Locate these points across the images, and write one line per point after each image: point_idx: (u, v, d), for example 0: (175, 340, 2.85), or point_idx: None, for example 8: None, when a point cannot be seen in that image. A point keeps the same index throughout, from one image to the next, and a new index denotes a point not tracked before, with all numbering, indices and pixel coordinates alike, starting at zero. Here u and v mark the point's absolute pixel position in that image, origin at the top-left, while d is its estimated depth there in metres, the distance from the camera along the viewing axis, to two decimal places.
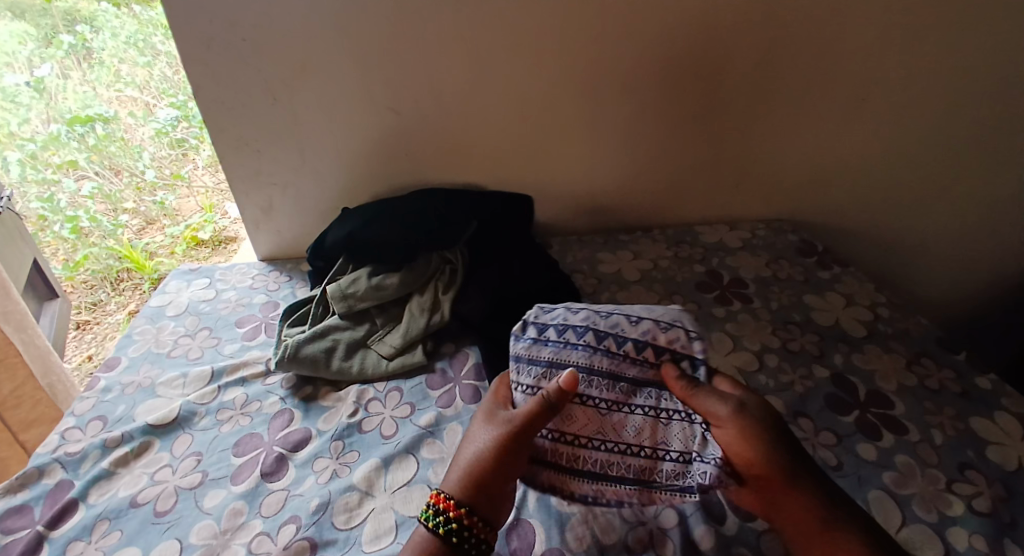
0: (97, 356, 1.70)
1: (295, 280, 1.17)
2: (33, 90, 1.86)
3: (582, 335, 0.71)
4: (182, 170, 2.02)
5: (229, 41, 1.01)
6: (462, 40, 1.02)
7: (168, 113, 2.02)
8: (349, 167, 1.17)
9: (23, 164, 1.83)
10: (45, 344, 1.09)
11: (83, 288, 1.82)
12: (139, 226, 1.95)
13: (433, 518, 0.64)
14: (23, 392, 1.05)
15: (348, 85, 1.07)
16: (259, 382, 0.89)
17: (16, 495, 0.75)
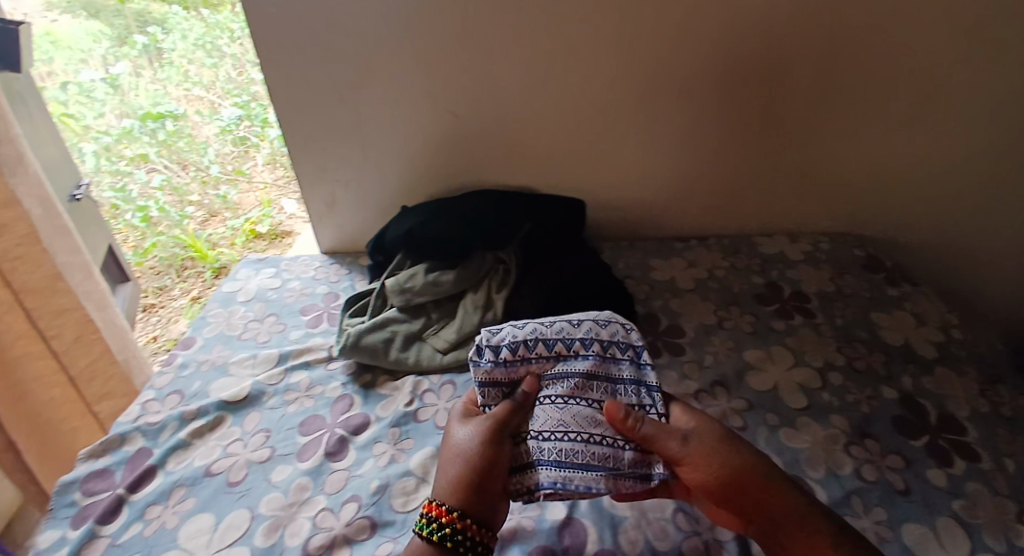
0: (161, 337, 1.80)
1: (355, 273, 1.21)
2: (108, 86, 1.98)
3: (534, 347, 0.72)
4: (243, 167, 2.14)
5: (303, 44, 1.06)
6: (527, 46, 1.04)
7: (232, 113, 2.13)
8: (410, 166, 1.20)
9: (98, 155, 1.97)
10: (123, 322, 1.16)
11: (150, 273, 1.92)
12: (203, 218, 2.06)
13: (427, 525, 0.62)
14: (98, 367, 1.12)
15: (414, 88, 1.10)
16: (321, 366, 0.92)
17: (100, 459, 0.81)
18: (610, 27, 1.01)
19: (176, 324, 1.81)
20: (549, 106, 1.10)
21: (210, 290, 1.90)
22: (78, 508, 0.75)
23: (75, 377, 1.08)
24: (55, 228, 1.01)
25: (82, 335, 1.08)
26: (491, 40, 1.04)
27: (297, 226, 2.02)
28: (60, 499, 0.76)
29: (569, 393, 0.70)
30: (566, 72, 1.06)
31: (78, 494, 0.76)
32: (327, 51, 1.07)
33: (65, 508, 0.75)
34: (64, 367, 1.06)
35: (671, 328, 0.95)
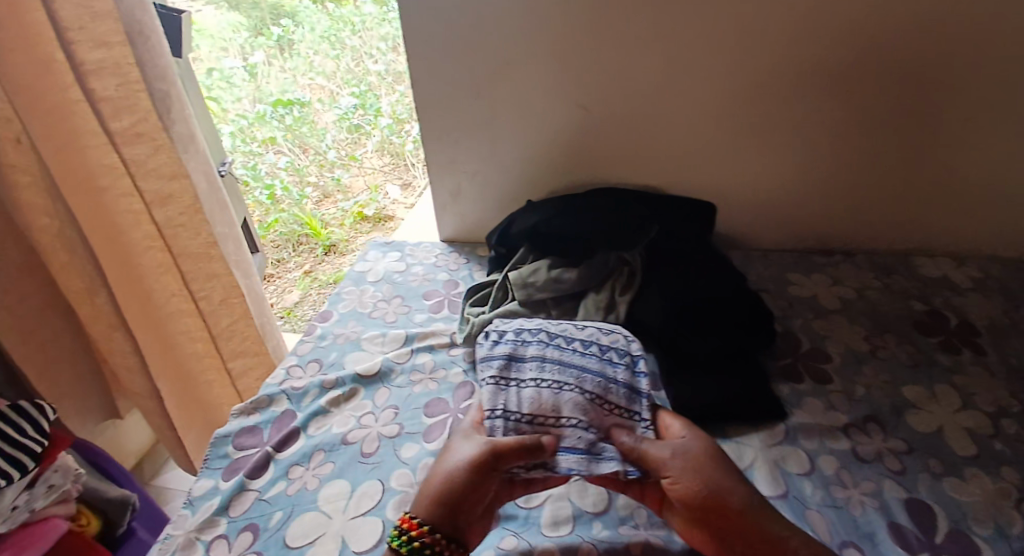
0: (276, 305, 1.90)
1: (473, 263, 1.21)
2: (246, 73, 2.20)
3: (535, 335, 0.77)
4: (356, 153, 2.22)
5: (444, 38, 1.07)
6: (674, 41, 0.99)
7: (350, 101, 2.24)
8: (537, 161, 1.18)
9: (235, 136, 2.13)
10: (260, 290, 1.23)
11: (271, 246, 2.01)
12: (319, 198, 2.14)
13: (397, 540, 0.62)
14: (237, 327, 1.18)
15: (551, 82, 1.07)
16: (445, 350, 0.93)
17: (248, 417, 0.85)
18: (767, 19, 0.94)
19: (290, 293, 1.91)
20: (691, 103, 1.04)
21: (321, 265, 1.98)
22: (229, 461, 0.79)
23: (216, 335, 1.16)
24: (215, 203, 1.09)
25: (226, 299, 1.14)
26: (636, 33, 0.99)
27: (400, 212, 2.09)
28: (214, 451, 0.80)
29: (558, 377, 0.71)
30: (714, 68, 1.00)
31: (229, 448, 0.80)
32: (468, 43, 1.07)
33: (218, 460, 0.79)
34: (208, 325, 1.14)
35: (815, 352, 0.86)
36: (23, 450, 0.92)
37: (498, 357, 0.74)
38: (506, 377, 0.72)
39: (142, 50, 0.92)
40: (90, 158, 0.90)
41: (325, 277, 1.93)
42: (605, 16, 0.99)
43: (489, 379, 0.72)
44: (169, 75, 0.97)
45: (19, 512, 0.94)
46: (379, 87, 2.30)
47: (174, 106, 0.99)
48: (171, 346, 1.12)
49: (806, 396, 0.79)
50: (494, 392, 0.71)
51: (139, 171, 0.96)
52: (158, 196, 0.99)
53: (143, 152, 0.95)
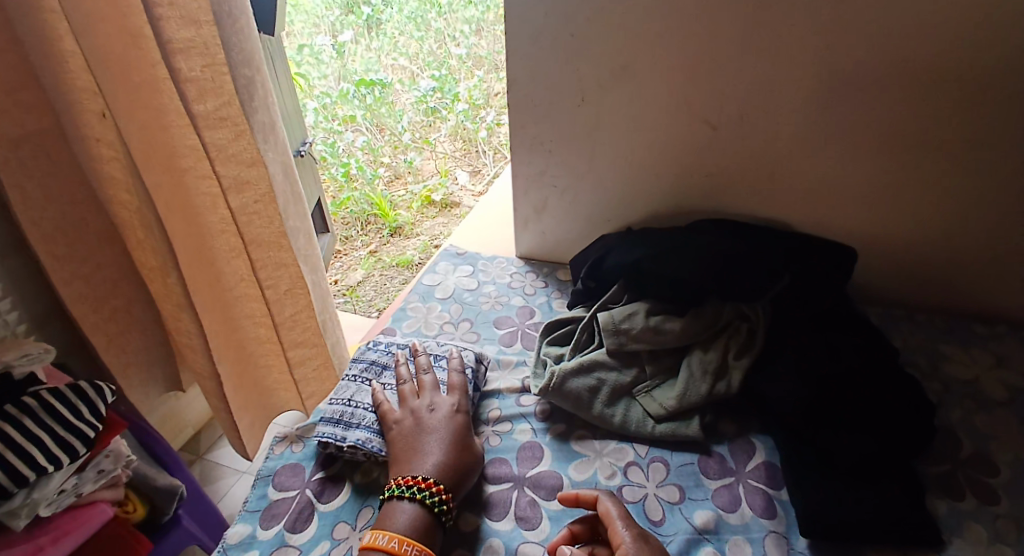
0: (342, 281, 1.79)
1: (552, 288, 1.10)
2: (334, 51, 2.13)
3: (380, 341, 0.87)
4: (430, 137, 2.15)
5: (557, 36, 0.95)
6: (844, 53, 0.83)
7: (429, 84, 2.13)
8: (643, 178, 1.04)
9: (318, 112, 2.04)
10: (326, 283, 1.15)
11: (342, 224, 1.94)
12: (389, 178, 2.09)
13: (419, 493, 0.63)
14: (300, 317, 1.06)
15: (675, 92, 0.93)
16: (513, 397, 0.82)
17: (291, 447, 0.77)
18: (963, 33, 0.77)
19: (354, 272, 1.81)
20: (845, 126, 0.88)
21: (386, 245, 1.89)
22: (268, 503, 0.71)
23: (277, 323, 1.04)
24: (289, 195, 1.01)
25: (293, 289, 1.03)
26: (794, 43, 0.84)
27: (468, 199, 2.04)
28: (254, 491, 0.72)
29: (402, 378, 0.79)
30: (884, 89, 0.84)
31: (269, 488, 0.72)
32: (587, 40, 0.94)
33: (257, 501, 0.71)
34: (272, 313, 1.03)
35: (981, 461, 0.72)
36: (76, 436, 0.73)
37: (364, 360, 0.84)
38: (363, 375, 0.82)
39: (228, 30, 0.83)
40: (173, 138, 0.81)
41: (388, 258, 1.84)
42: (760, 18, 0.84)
43: (352, 375, 0.82)
44: (255, 61, 0.89)
45: (62, 496, 0.74)
46: (458, 70, 2.24)
47: (257, 94, 0.90)
48: (235, 329, 1.03)
49: (971, 520, 0.66)
50: (349, 386, 0.80)
51: (218, 157, 0.85)
52: (235, 183, 0.88)
53: (223, 137, 0.85)
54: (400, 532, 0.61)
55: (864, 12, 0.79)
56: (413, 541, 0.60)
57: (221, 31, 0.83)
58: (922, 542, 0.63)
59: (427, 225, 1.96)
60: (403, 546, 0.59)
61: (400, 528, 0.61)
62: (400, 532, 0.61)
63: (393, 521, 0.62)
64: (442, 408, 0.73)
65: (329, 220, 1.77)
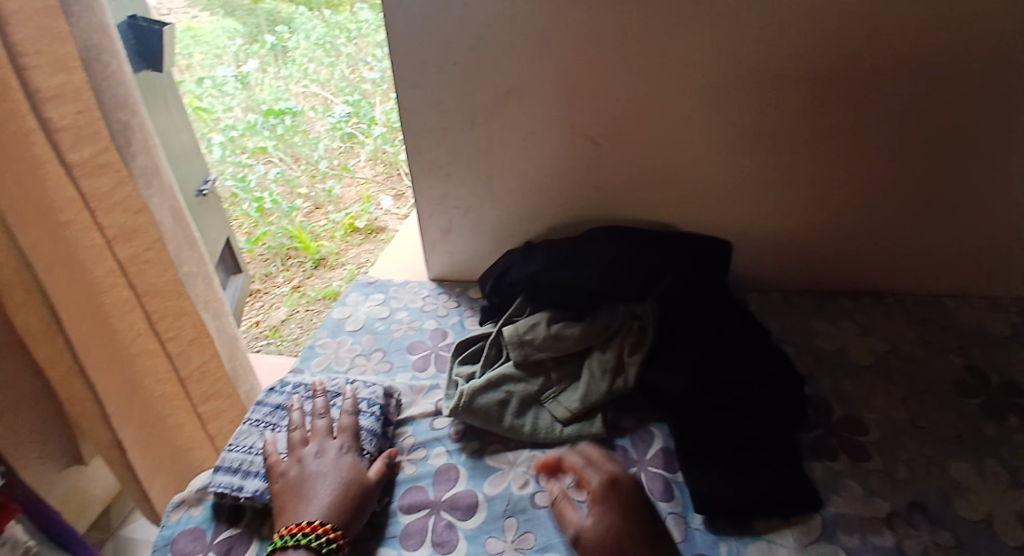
0: (264, 321, 1.74)
1: (464, 306, 1.13)
2: (238, 82, 2.08)
3: (287, 384, 0.87)
4: (348, 162, 2.13)
5: (441, 66, 0.99)
6: (702, 65, 0.91)
7: (343, 110, 2.14)
8: (539, 195, 1.09)
9: (225, 146, 1.99)
10: (233, 330, 1.14)
11: (259, 261, 1.88)
12: (309, 209, 2.02)
13: (306, 539, 0.63)
14: (209, 367, 1.04)
15: (557, 113, 0.99)
16: (427, 422, 0.84)
17: (190, 511, 0.74)
18: (798, 47, 0.87)
19: (277, 310, 1.77)
20: (711, 133, 0.97)
21: (311, 279, 1.84)
22: None
23: (184, 377, 1.02)
24: (181, 241, 0.99)
25: (198, 338, 1.00)
26: (657, 60, 0.92)
27: (393, 224, 1.97)
28: None
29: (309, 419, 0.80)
30: (739, 98, 0.93)
31: None
32: (470, 67, 0.98)
33: None
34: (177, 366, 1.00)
35: (851, 422, 0.81)
36: None
37: (270, 403, 0.83)
38: (266, 420, 0.81)
39: (98, 75, 0.82)
40: (49, 190, 0.77)
41: (314, 292, 1.79)
42: (625, 39, 0.91)
43: (254, 420, 0.81)
44: (130, 104, 0.87)
45: None
46: (373, 95, 2.21)
47: (136, 138, 0.89)
48: (137, 388, 0.99)
49: (845, 478, 0.73)
50: (252, 431, 0.80)
51: (99, 206, 0.83)
52: (122, 232, 0.86)
53: (104, 186, 0.82)
54: None
55: (715, 32, 0.88)
56: None
57: (89, 76, 0.81)
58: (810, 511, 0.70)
59: (353, 253, 1.91)
60: None
61: None
62: None
63: None
64: (330, 452, 0.73)
65: (241, 259, 1.73)
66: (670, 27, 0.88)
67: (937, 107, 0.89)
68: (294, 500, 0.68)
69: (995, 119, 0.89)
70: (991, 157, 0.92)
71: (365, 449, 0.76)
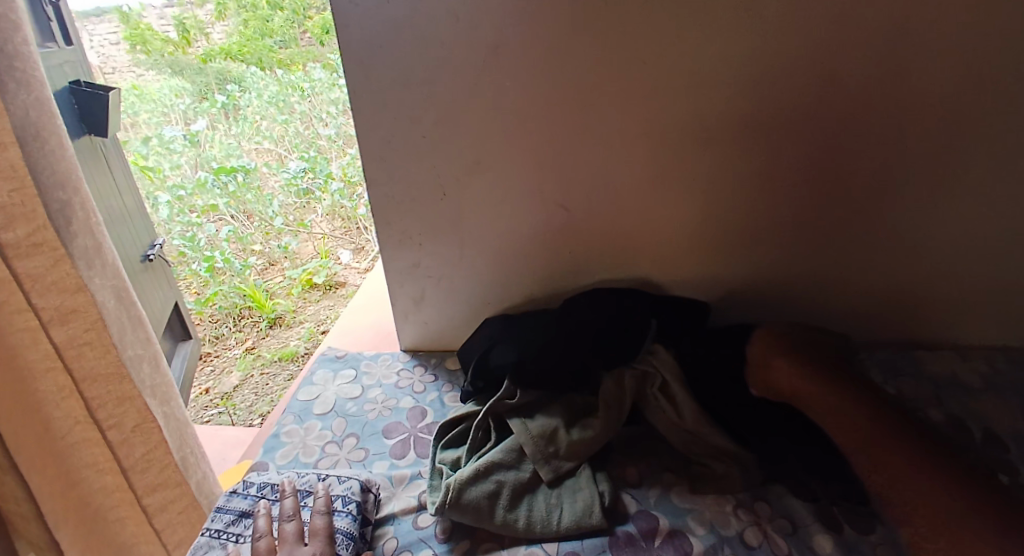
0: (214, 389, 1.63)
1: (441, 380, 1.09)
2: (187, 140, 1.99)
3: (251, 486, 0.79)
4: (305, 219, 2.08)
5: (409, 137, 0.96)
6: (671, 130, 0.92)
7: (298, 164, 2.10)
8: (512, 261, 1.07)
9: (172, 206, 1.84)
10: (182, 416, 1.06)
11: (209, 322, 1.78)
12: (263, 266, 1.98)
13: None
14: (155, 455, 0.95)
15: (529, 181, 0.98)
16: (410, 519, 0.77)
17: None
18: (760, 112, 0.89)
19: (229, 375, 1.66)
20: (682, 196, 0.97)
21: (265, 339, 1.77)
22: None
23: (127, 469, 0.92)
24: (124, 320, 0.92)
25: (141, 424, 0.92)
26: (626, 126, 0.92)
27: (353, 278, 2.02)
28: None
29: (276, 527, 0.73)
30: (707, 160, 0.94)
31: None
32: (439, 138, 0.96)
33: None
34: (119, 458, 0.91)
35: None
36: None
37: (233, 510, 0.76)
38: (228, 531, 0.74)
39: (36, 152, 0.77)
40: None
41: (269, 353, 1.72)
42: (595, 106, 0.91)
43: (213, 530, 0.73)
44: (71, 182, 0.82)
45: None
46: (328, 150, 2.21)
47: (76, 217, 0.83)
48: (73, 490, 0.88)
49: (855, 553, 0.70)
50: (211, 544, 0.72)
51: (35, 286, 0.77)
52: (58, 314, 0.80)
53: (41, 265, 0.77)
54: None
55: (680, 99, 0.89)
56: None
57: (25, 155, 0.77)
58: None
59: (311, 309, 1.89)
60: None
61: None
62: None
63: None
64: None
65: (191, 324, 1.64)
66: (639, 94, 0.90)
67: (896, 166, 0.92)
68: None
69: (951, 177, 0.92)
70: (949, 213, 0.95)
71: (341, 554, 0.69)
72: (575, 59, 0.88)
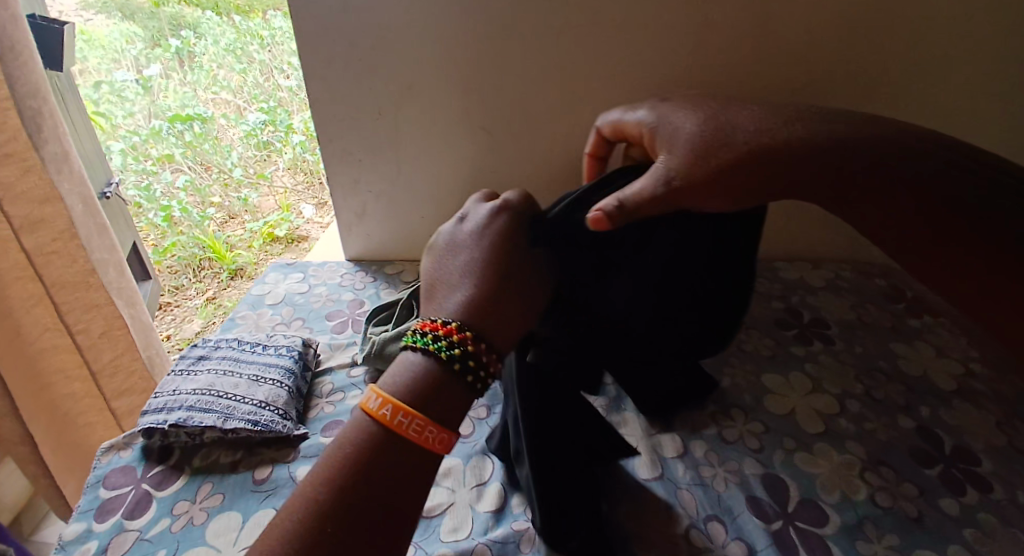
0: (175, 336, 1.75)
1: (380, 281, 1.25)
2: (139, 87, 2.01)
3: (205, 340, 0.94)
4: (265, 170, 2.12)
5: (345, 64, 1.11)
6: (570, 63, 1.07)
7: (258, 117, 2.12)
8: (439, 176, 1.22)
9: (125, 154, 1.92)
10: (148, 321, 1.24)
11: (168, 272, 1.89)
12: (223, 219, 2.03)
13: (436, 345, 0.56)
14: (121, 361, 1.17)
15: (451, 104, 1.14)
16: (344, 372, 0.95)
17: (119, 453, 0.82)
18: (645, 45, 1.04)
19: (190, 323, 1.79)
20: (581, 121, 1.13)
21: (226, 290, 1.88)
22: (100, 501, 0.75)
23: (97, 372, 1.14)
24: (92, 226, 1.06)
25: (108, 330, 1.12)
26: (533, 56, 1.07)
27: (315, 231, 2.04)
28: (85, 496, 0.76)
29: (232, 367, 0.88)
30: (605, 86, 1.09)
31: (100, 489, 0.77)
32: (371, 65, 1.11)
33: (89, 502, 0.75)
34: (89, 361, 1.12)
35: None
36: None
37: (191, 356, 0.90)
38: (188, 369, 0.88)
39: (12, 65, 0.89)
40: None
41: (230, 303, 1.83)
42: (506, 38, 1.06)
43: (177, 369, 0.88)
44: (41, 93, 0.94)
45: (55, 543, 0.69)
46: (290, 103, 2.20)
47: (47, 125, 0.96)
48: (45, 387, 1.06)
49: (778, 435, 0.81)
50: (176, 378, 0.86)
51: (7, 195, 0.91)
52: (28, 223, 0.95)
53: (12, 174, 0.91)
54: (393, 392, 0.55)
55: (580, 33, 1.04)
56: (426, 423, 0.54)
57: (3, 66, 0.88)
58: (700, 400, 0.86)
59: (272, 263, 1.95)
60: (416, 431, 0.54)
61: (395, 389, 0.55)
62: (393, 395, 0.55)
63: (395, 380, 0.56)
64: (471, 223, 0.67)
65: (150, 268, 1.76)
66: (544, 26, 1.04)
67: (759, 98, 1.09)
68: (442, 286, 0.63)
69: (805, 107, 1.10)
70: None
71: (286, 382, 0.86)
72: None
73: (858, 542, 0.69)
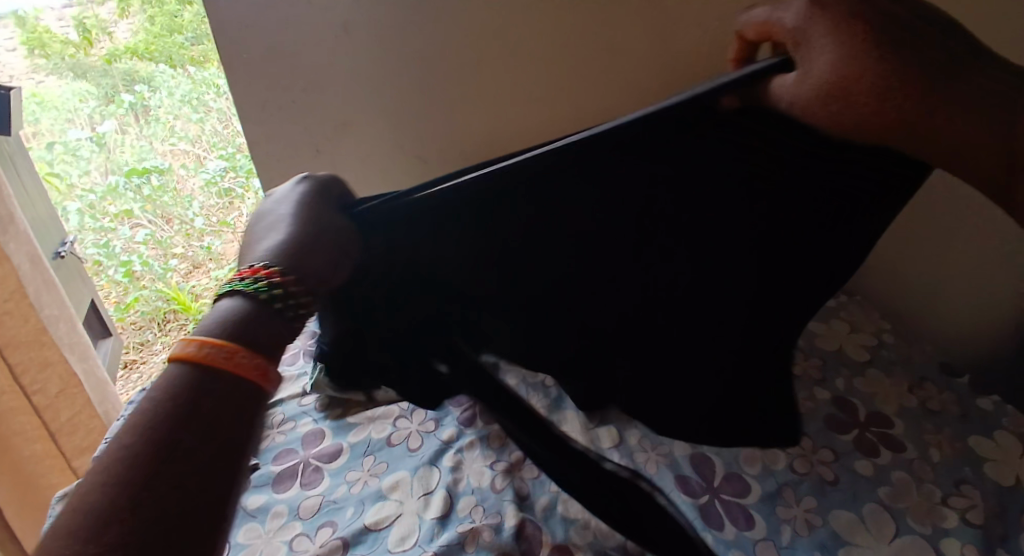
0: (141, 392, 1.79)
1: None
2: (94, 144, 1.87)
3: None
4: (228, 217, 2.00)
5: (282, 105, 1.16)
6: (494, 89, 1.13)
7: (218, 164, 1.96)
8: None
9: (82, 213, 1.92)
10: (103, 375, 1.26)
11: (131, 329, 1.94)
12: (187, 269, 2.02)
13: (255, 287, 0.54)
14: (79, 419, 1.19)
15: (386, 136, 1.19)
16: (295, 401, 1.00)
17: None
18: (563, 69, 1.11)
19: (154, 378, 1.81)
20: (509, 144, 1.20)
21: None
22: None
23: (55, 430, 1.15)
24: (40, 283, 1.07)
25: (63, 389, 1.13)
26: (459, 85, 1.13)
27: None
28: None
29: None
30: (528, 110, 1.16)
31: None
32: (307, 106, 1.16)
33: None
34: (46, 420, 1.13)
35: None
36: None
37: None
38: None
39: None
40: None
41: None
42: (433, 71, 1.12)
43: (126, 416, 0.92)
44: None
45: None
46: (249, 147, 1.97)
47: None
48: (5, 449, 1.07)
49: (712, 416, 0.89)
50: None
51: None
52: None
53: None
54: (205, 331, 0.51)
55: (500, 62, 1.11)
56: (241, 352, 0.51)
57: None
58: None
59: None
60: (232, 360, 0.50)
61: (208, 328, 0.52)
62: (203, 334, 0.51)
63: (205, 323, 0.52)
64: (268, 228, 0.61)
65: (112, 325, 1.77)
66: (467, 61, 1.11)
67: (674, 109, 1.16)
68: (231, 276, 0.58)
69: None
70: None
71: None
72: (411, 33, 1.08)
73: (778, 508, 0.77)
